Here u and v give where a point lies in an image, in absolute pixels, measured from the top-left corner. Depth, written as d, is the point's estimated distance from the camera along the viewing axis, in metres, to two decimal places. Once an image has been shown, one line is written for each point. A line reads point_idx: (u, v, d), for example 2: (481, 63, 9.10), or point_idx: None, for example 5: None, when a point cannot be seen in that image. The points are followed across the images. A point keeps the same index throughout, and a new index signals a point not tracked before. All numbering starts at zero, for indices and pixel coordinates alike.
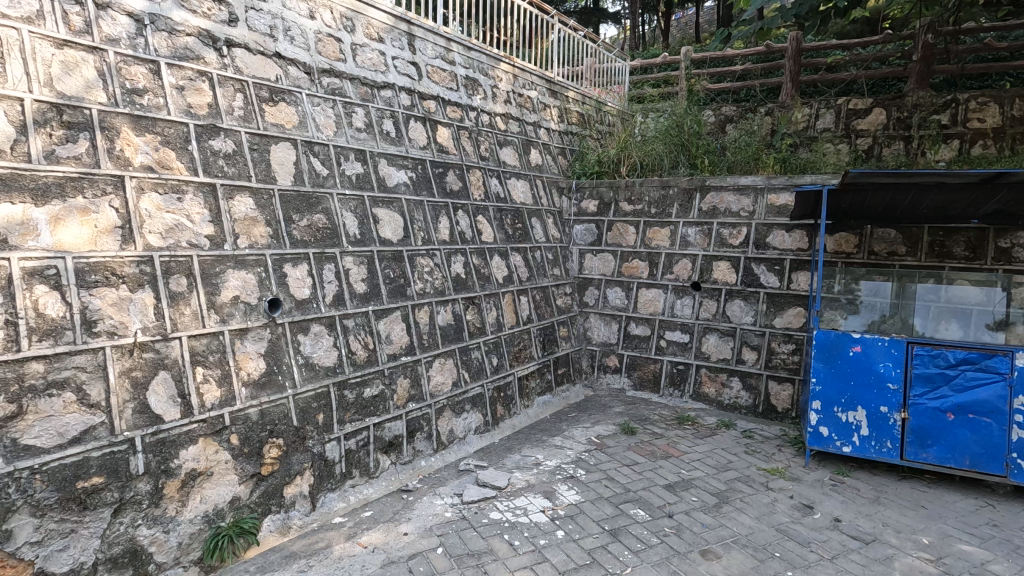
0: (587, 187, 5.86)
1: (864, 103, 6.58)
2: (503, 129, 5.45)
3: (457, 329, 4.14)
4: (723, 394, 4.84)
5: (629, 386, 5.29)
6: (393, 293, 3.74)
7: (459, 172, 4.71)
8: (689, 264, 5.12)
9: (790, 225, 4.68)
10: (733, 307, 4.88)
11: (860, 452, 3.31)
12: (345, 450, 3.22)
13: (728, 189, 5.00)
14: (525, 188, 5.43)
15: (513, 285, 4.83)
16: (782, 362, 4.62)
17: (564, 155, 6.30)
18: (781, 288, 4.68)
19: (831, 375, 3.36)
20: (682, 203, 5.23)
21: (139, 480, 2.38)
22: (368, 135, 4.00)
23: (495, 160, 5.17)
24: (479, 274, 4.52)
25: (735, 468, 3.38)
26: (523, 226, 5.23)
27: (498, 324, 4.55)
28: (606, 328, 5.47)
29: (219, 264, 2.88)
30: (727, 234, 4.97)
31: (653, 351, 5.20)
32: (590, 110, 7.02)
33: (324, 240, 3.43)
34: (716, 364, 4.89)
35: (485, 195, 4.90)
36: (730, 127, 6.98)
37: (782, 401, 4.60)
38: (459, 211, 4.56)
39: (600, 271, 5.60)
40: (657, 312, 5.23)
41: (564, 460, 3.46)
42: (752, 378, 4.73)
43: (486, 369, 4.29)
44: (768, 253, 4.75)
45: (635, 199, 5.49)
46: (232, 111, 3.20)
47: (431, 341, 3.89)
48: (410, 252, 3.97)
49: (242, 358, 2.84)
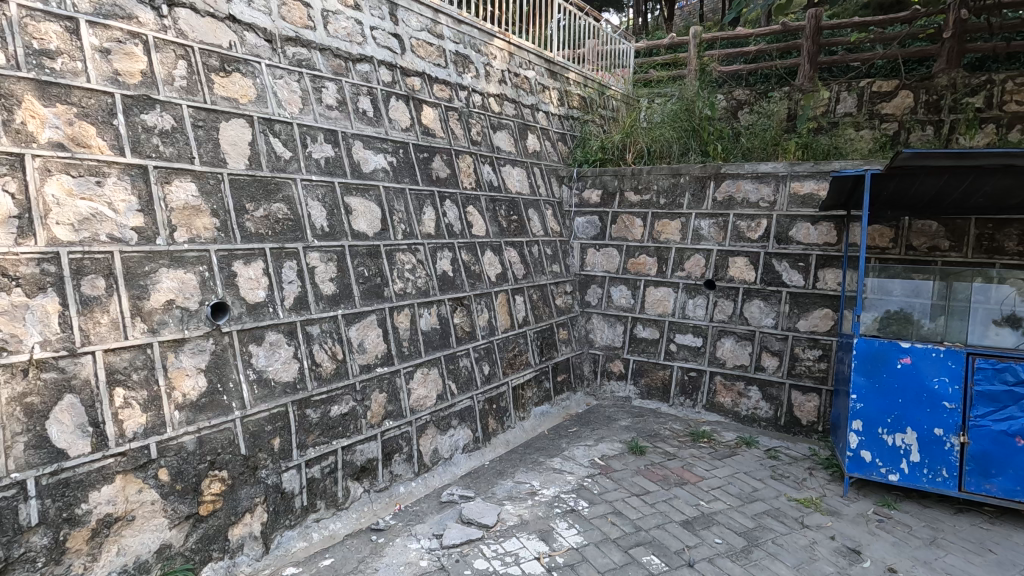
0: (590, 175, 5.35)
1: (890, 85, 6.11)
2: (498, 111, 4.95)
3: (443, 334, 3.67)
4: (740, 405, 4.37)
5: (635, 395, 4.82)
6: (367, 294, 3.25)
7: (448, 158, 4.22)
8: (702, 259, 4.63)
9: (816, 217, 4.19)
10: (751, 308, 4.40)
11: (910, 482, 2.85)
12: (307, 479, 2.76)
13: (746, 177, 4.51)
14: (521, 177, 4.94)
15: (507, 284, 4.34)
16: (807, 370, 4.14)
17: (565, 141, 5.81)
18: (806, 287, 4.19)
19: (875, 391, 2.89)
20: (694, 193, 4.73)
21: (32, 534, 1.92)
22: (341, 114, 3.51)
23: (488, 145, 4.68)
24: (469, 272, 4.04)
25: (761, 499, 2.91)
26: (520, 219, 4.75)
27: (490, 328, 4.07)
28: (610, 330, 4.99)
29: (149, 262, 2.40)
30: (745, 227, 4.48)
31: (661, 355, 4.72)
32: (592, 94, 6.52)
33: (284, 232, 2.95)
34: (733, 372, 4.41)
35: (477, 183, 4.41)
36: (743, 113, 6.47)
37: (806, 413, 4.12)
38: (447, 202, 4.07)
39: (603, 267, 5.11)
40: (666, 312, 4.74)
41: (563, 489, 2.99)
42: (773, 387, 4.25)
43: (476, 379, 3.81)
44: (792, 249, 4.27)
45: (642, 188, 5.00)
46: (172, 81, 2.71)
47: (412, 349, 3.42)
48: (388, 247, 3.49)
49: (177, 376, 2.36)
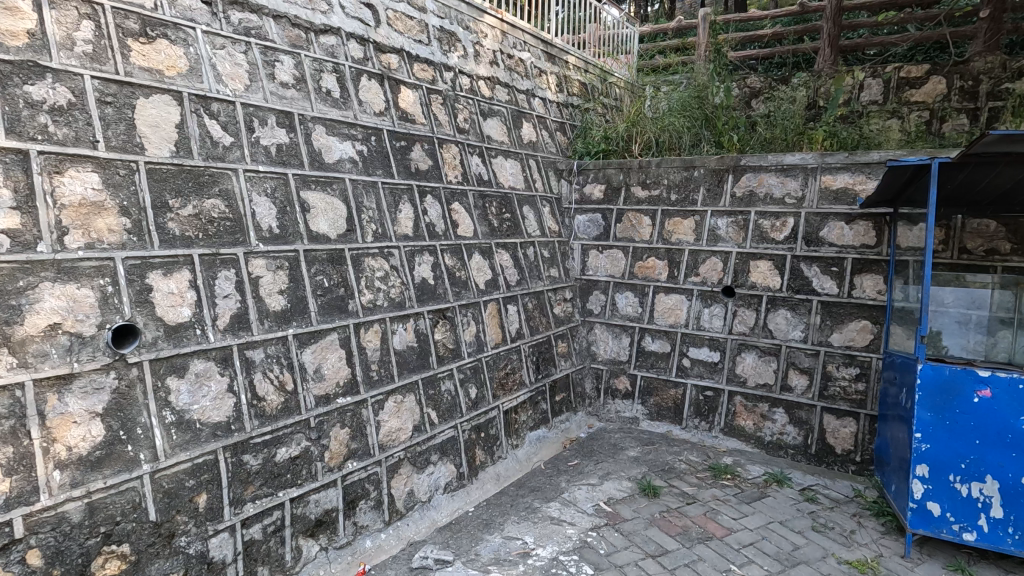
0: (592, 169, 4.79)
1: (919, 70, 5.54)
2: (488, 96, 4.40)
3: (421, 354, 3.12)
4: (764, 430, 3.84)
5: (643, 415, 4.28)
6: (327, 307, 2.71)
7: (429, 147, 3.67)
8: (720, 263, 4.08)
9: (852, 215, 3.66)
10: (776, 319, 3.86)
11: (990, 542, 2.33)
12: (245, 542, 2.22)
13: (769, 169, 3.97)
14: (515, 170, 4.39)
15: (498, 292, 3.80)
16: (842, 391, 3.61)
17: (564, 131, 5.26)
18: (840, 296, 3.66)
19: (945, 430, 2.37)
20: (710, 187, 4.18)
21: None
22: (298, 93, 2.96)
23: (476, 134, 4.12)
24: (453, 279, 3.49)
25: (804, 561, 2.39)
26: (513, 217, 4.20)
27: (478, 344, 3.53)
28: (614, 342, 4.46)
29: (25, 275, 1.84)
30: (768, 226, 3.94)
31: (673, 372, 4.18)
32: (594, 80, 5.96)
33: (219, 235, 2.40)
34: (755, 392, 3.88)
35: (464, 177, 3.86)
36: (757, 102, 5.93)
37: (841, 441, 3.59)
38: (428, 197, 3.52)
39: (607, 271, 4.56)
40: (679, 323, 4.19)
41: (562, 549, 2.46)
42: (802, 410, 3.72)
43: (460, 405, 3.27)
44: (824, 252, 3.73)
45: (651, 182, 4.44)
46: (71, 45, 2.14)
47: (382, 373, 2.87)
48: (354, 251, 2.94)
49: (59, 424, 1.81)
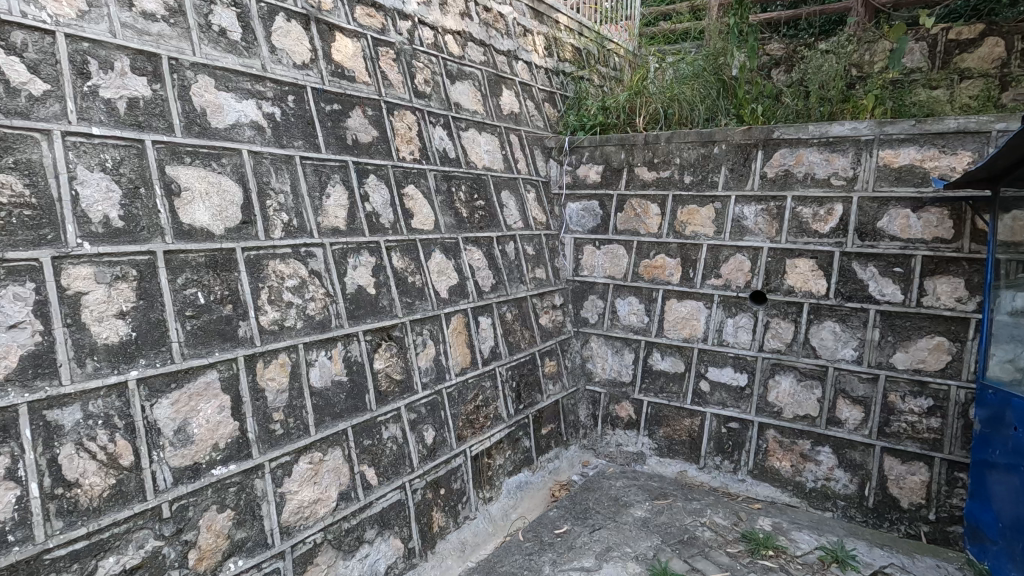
0: (587, 146, 3.89)
1: (973, 31, 4.69)
2: (458, 54, 3.53)
3: (352, 392, 2.29)
4: (805, 474, 3.03)
5: (650, 450, 3.47)
6: (201, 335, 1.87)
7: (374, 113, 2.80)
8: (747, 262, 3.25)
9: (922, 200, 2.82)
10: (821, 333, 3.04)
11: None
12: None
13: (809, 143, 3.11)
14: (491, 147, 3.54)
15: (466, 301, 2.96)
16: (909, 428, 2.80)
17: (552, 103, 4.39)
18: (906, 306, 2.84)
19: None
20: (733, 167, 3.33)
21: None
22: (172, 28, 2.08)
23: (441, 100, 3.26)
24: (404, 287, 2.64)
25: None
26: (488, 205, 3.35)
27: (437, 371, 2.69)
28: (614, 359, 3.64)
29: None
30: (810, 216, 3.10)
31: (687, 398, 3.35)
32: (589, 45, 5.09)
33: (8, 231, 1.55)
34: (793, 425, 3.06)
35: (422, 153, 3.00)
36: (780, 71, 5.04)
37: (906, 493, 2.79)
38: (371, 178, 2.66)
39: (606, 271, 3.71)
40: (694, 336, 3.37)
41: None
42: (854, 451, 2.91)
43: (409, 456, 2.45)
44: (884, 248, 2.90)
45: (659, 162, 3.58)
46: None
47: (289, 425, 2.04)
48: (252, 252, 2.09)
49: None
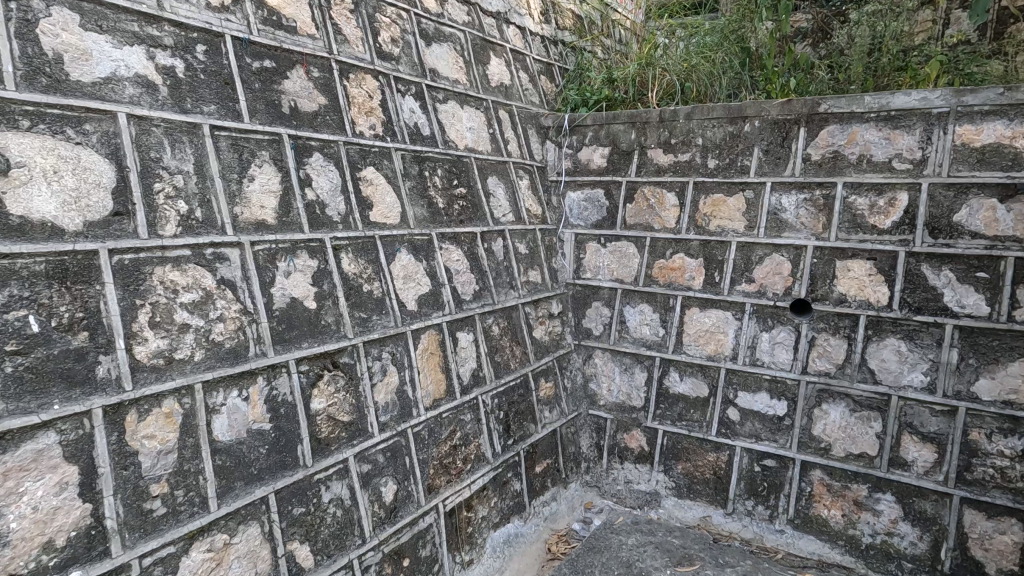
0: (590, 125, 3.26)
1: None
2: (436, 11, 2.91)
3: (278, 444, 1.70)
4: (860, 526, 2.49)
5: (667, 489, 2.92)
6: (29, 380, 1.29)
7: (322, 74, 2.17)
8: (787, 264, 2.66)
9: (1011, 188, 2.23)
10: (880, 354, 2.46)
11: None
12: None
13: (866, 117, 2.49)
14: (477, 123, 2.92)
15: (440, 315, 2.36)
16: (996, 476, 2.23)
17: (549, 76, 3.79)
18: (992, 321, 2.25)
19: None
20: (769, 149, 2.71)
21: None
22: None
23: (412, 64, 2.64)
24: (356, 300, 2.03)
25: None
26: (471, 194, 2.74)
27: (401, 406, 2.11)
28: (623, 379, 3.05)
29: None
30: (867, 208, 2.50)
31: (712, 429, 2.78)
32: (592, 13, 4.46)
33: None
34: (845, 466, 2.50)
35: (387, 128, 2.38)
36: (808, 45, 4.40)
37: (993, 557, 2.24)
38: (315, 157, 2.05)
39: (613, 273, 3.11)
40: (721, 354, 2.78)
41: None
42: (925, 501, 2.35)
43: (361, 523, 1.88)
44: (963, 248, 2.31)
45: (677, 143, 2.95)
46: None
47: (177, 501, 1.47)
48: (127, 256, 1.49)
49: None
